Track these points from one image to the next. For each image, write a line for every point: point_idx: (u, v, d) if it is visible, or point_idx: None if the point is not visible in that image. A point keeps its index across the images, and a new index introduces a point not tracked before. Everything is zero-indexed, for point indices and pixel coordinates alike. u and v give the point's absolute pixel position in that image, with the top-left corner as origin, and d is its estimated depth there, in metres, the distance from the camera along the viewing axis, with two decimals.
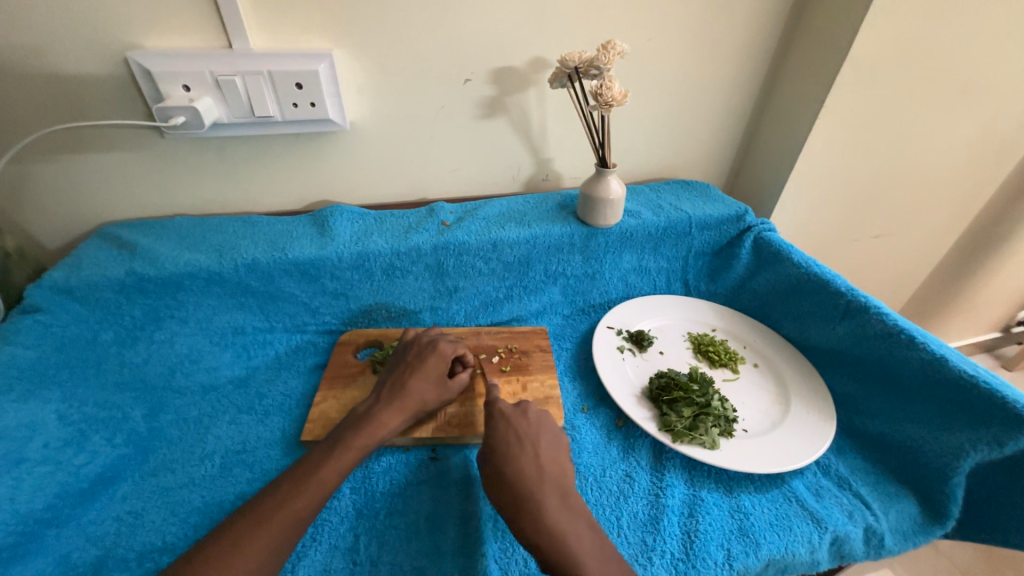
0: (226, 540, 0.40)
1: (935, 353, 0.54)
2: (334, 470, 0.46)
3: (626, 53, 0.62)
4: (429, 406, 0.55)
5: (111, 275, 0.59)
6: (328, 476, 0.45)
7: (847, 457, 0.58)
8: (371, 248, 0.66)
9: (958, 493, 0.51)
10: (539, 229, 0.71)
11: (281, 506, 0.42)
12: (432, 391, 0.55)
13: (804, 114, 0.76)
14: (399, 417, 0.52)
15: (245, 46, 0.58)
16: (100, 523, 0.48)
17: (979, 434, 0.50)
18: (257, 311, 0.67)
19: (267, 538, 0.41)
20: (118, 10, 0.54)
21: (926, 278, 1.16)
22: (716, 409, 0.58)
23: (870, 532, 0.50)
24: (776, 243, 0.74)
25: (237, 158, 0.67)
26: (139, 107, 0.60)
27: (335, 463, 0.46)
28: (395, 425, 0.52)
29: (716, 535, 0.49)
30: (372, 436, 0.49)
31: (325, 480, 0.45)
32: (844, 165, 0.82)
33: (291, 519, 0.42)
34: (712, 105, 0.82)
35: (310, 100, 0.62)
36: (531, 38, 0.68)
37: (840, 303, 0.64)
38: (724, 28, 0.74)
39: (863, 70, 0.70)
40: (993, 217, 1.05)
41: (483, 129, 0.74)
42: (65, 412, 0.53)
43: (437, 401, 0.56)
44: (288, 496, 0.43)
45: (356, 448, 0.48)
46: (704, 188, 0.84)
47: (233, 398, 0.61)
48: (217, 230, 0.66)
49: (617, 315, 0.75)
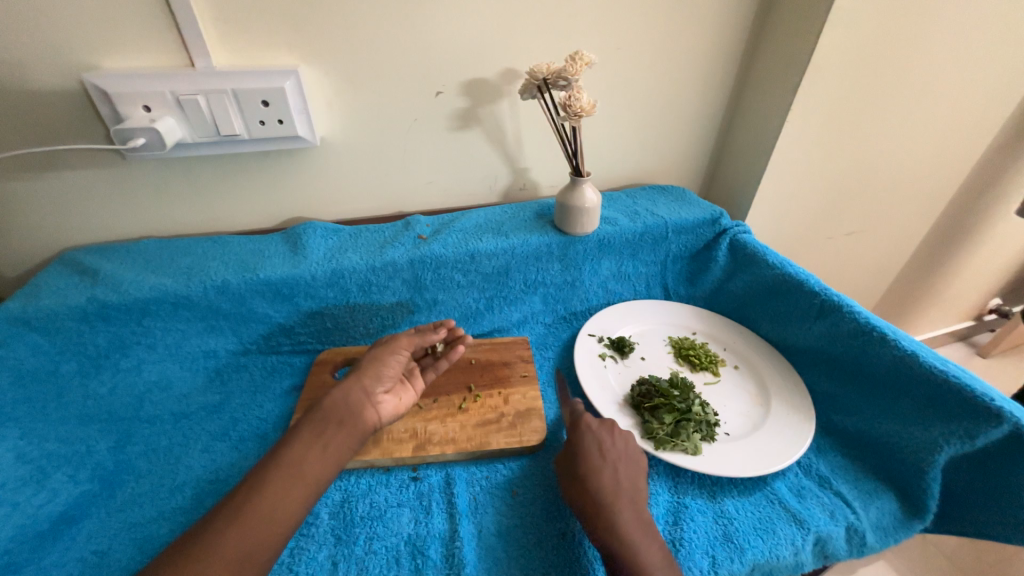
0: (183, 558, 0.37)
1: (906, 350, 0.55)
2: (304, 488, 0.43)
3: (594, 63, 0.63)
4: (395, 413, 0.55)
5: (71, 302, 0.56)
6: (313, 470, 0.44)
7: (827, 456, 0.59)
8: (345, 265, 0.64)
9: (934, 486, 0.52)
10: (516, 239, 0.71)
11: (246, 508, 0.40)
12: (388, 357, 0.56)
13: (772, 116, 0.77)
14: (350, 386, 0.51)
15: (207, 64, 0.57)
16: (62, 565, 0.45)
17: (951, 428, 0.51)
18: (230, 333, 0.65)
19: (225, 557, 0.37)
20: (72, 32, 0.52)
21: (901, 273, 1.19)
22: (697, 414, 0.58)
23: (852, 531, 0.51)
24: (751, 245, 0.75)
25: (206, 179, 0.66)
26: (99, 129, 0.58)
27: (313, 454, 0.45)
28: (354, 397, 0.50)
29: (701, 542, 0.49)
30: (322, 405, 0.48)
31: (308, 475, 0.44)
32: (815, 165, 0.84)
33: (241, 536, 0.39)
34: (685, 111, 0.83)
35: (277, 117, 0.61)
36: (502, 49, 0.68)
37: (814, 303, 0.65)
38: (691, 35, 0.75)
39: (827, 73, 0.72)
40: (960, 210, 1.09)
41: (457, 141, 0.74)
42: (24, 450, 0.51)
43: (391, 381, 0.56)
44: (242, 498, 0.41)
45: (309, 424, 0.47)
46: (679, 193, 0.85)
47: (205, 425, 0.59)
48: (186, 252, 0.65)
49: (598, 322, 0.75)
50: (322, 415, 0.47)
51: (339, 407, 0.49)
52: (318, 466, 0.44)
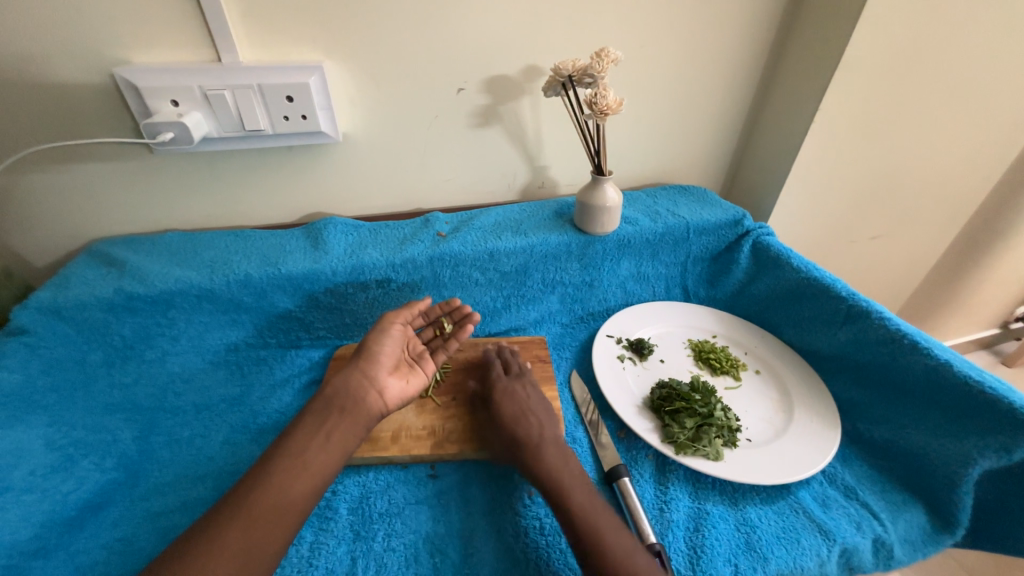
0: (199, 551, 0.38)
1: (939, 359, 0.53)
2: (306, 480, 0.44)
3: (620, 60, 0.62)
4: (403, 396, 0.55)
5: (99, 294, 0.57)
6: (315, 460, 0.45)
7: (853, 466, 0.57)
8: (365, 261, 0.65)
9: (966, 500, 0.50)
10: (536, 237, 0.70)
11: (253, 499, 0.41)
12: (386, 338, 0.55)
13: (799, 116, 0.75)
14: (352, 371, 0.52)
15: (234, 59, 0.57)
16: (88, 551, 0.46)
17: (986, 440, 0.49)
18: (251, 327, 0.65)
19: (236, 546, 0.39)
20: (103, 28, 0.53)
21: (926, 278, 1.16)
22: (719, 419, 0.57)
23: (880, 543, 0.49)
24: (775, 247, 0.73)
25: (229, 174, 0.66)
26: (127, 122, 0.59)
27: (315, 445, 0.46)
28: (354, 386, 0.51)
29: (723, 550, 0.48)
30: (324, 392, 0.50)
31: (311, 465, 0.45)
32: (842, 167, 0.82)
33: (250, 527, 0.40)
34: (708, 110, 0.82)
35: (301, 112, 0.61)
36: (524, 46, 0.68)
37: (841, 308, 0.64)
38: (718, 32, 0.74)
39: (858, 72, 0.70)
40: (991, 214, 1.05)
41: (477, 138, 0.73)
42: (52, 437, 0.52)
43: (396, 365, 0.56)
44: (248, 489, 0.42)
45: (312, 413, 0.48)
46: (700, 194, 0.83)
47: (226, 417, 0.60)
48: (209, 246, 0.65)
49: (616, 322, 0.74)
50: (323, 404, 0.49)
51: (340, 393, 0.50)
52: (321, 457, 0.46)
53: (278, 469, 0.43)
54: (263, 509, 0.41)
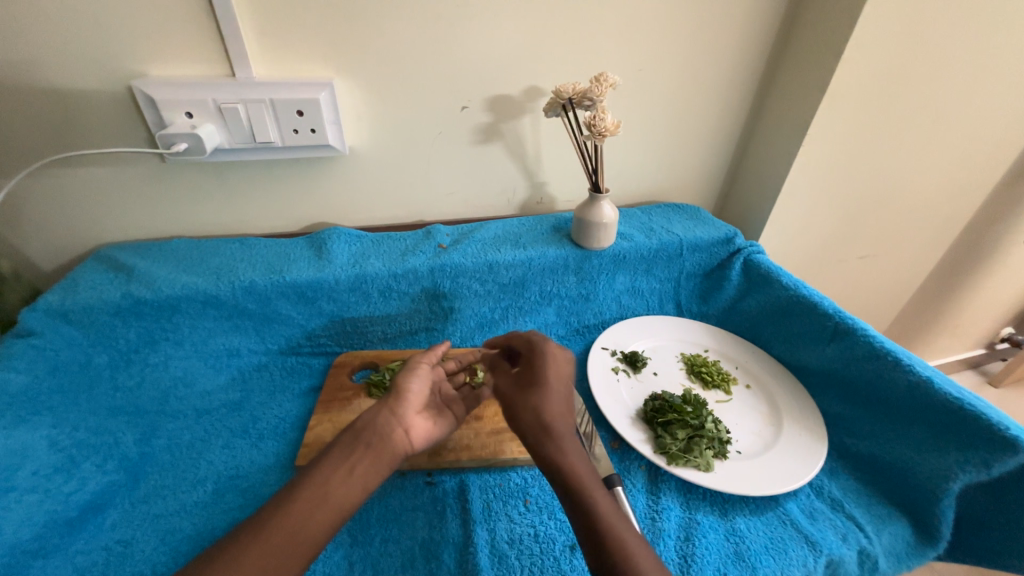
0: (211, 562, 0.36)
1: (921, 375, 0.55)
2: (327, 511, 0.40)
3: (618, 84, 0.65)
4: (430, 439, 0.50)
5: (106, 297, 0.58)
6: (336, 492, 0.41)
7: (840, 479, 0.59)
8: (368, 270, 0.66)
9: (947, 514, 0.52)
10: (534, 251, 0.72)
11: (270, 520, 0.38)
12: (414, 376, 0.52)
13: (788, 141, 0.79)
14: (378, 408, 0.48)
15: (248, 74, 0.60)
16: (88, 552, 0.46)
17: (966, 456, 0.51)
18: (253, 333, 0.67)
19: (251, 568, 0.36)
20: (126, 43, 0.56)
21: (912, 298, 1.19)
22: (710, 431, 0.58)
23: (864, 555, 0.51)
24: (766, 265, 0.76)
25: (237, 183, 0.68)
26: (141, 132, 0.61)
27: (337, 476, 0.42)
28: (384, 424, 0.46)
29: (713, 559, 0.49)
30: (353, 425, 0.46)
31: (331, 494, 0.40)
32: (830, 189, 0.85)
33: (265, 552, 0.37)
34: (701, 132, 0.85)
35: (311, 126, 0.64)
36: (527, 69, 0.71)
37: (828, 325, 0.66)
38: (711, 59, 0.77)
39: (843, 101, 0.74)
40: (973, 237, 1.09)
41: (479, 154, 0.76)
42: (56, 438, 0.53)
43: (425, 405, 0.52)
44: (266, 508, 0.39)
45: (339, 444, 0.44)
46: (693, 212, 0.86)
47: (226, 422, 0.61)
48: (215, 253, 0.67)
49: (611, 335, 0.76)
50: (351, 437, 0.45)
51: (369, 428, 0.45)
52: (343, 490, 0.41)
53: (299, 497, 0.40)
54: (280, 539, 0.38)
